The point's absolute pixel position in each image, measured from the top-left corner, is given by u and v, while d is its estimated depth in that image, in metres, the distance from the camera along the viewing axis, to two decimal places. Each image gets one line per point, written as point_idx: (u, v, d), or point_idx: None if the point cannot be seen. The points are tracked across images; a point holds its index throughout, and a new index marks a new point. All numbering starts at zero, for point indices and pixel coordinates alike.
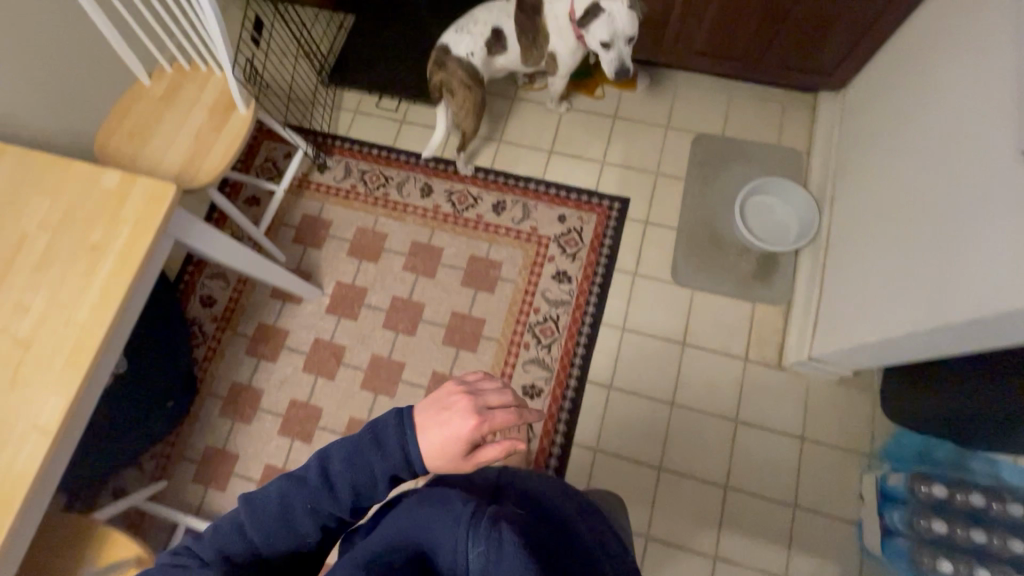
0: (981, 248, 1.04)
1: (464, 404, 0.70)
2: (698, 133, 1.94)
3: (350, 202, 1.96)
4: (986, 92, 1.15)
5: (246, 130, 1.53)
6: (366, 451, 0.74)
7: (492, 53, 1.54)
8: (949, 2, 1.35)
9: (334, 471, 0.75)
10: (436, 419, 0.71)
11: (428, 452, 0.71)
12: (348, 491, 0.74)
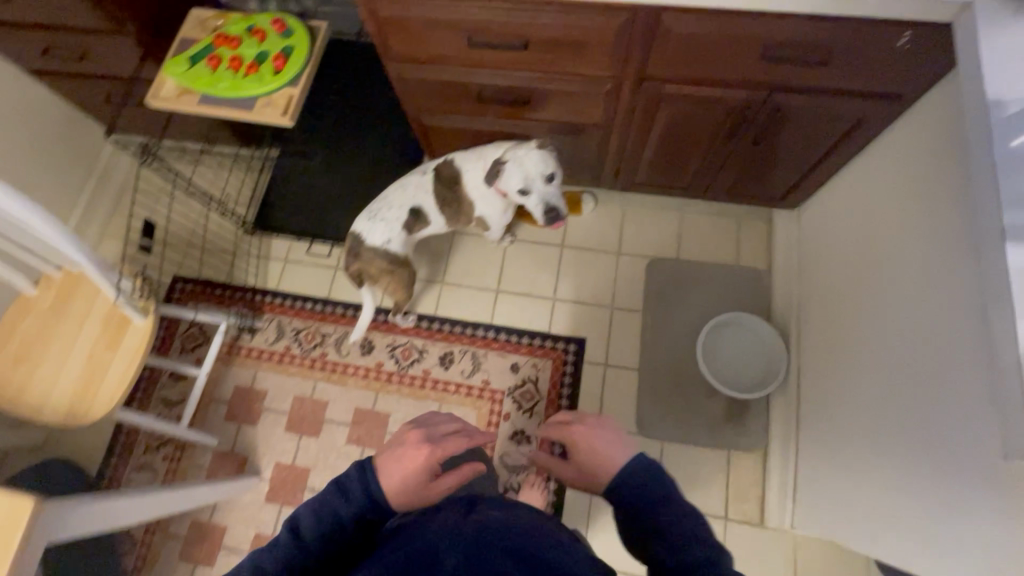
0: (945, 484, 0.94)
1: (421, 435, 0.82)
2: (652, 257, 1.82)
3: (285, 367, 1.80)
4: (931, 287, 1.03)
5: (145, 343, 1.35)
6: (337, 492, 0.76)
7: (414, 231, 1.33)
8: (883, 153, 1.25)
9: (305, 527, 0.73)
10: (394, 458, 0.78)
11: (390, 488, 0.76)
12: (323, 533, 0.72)
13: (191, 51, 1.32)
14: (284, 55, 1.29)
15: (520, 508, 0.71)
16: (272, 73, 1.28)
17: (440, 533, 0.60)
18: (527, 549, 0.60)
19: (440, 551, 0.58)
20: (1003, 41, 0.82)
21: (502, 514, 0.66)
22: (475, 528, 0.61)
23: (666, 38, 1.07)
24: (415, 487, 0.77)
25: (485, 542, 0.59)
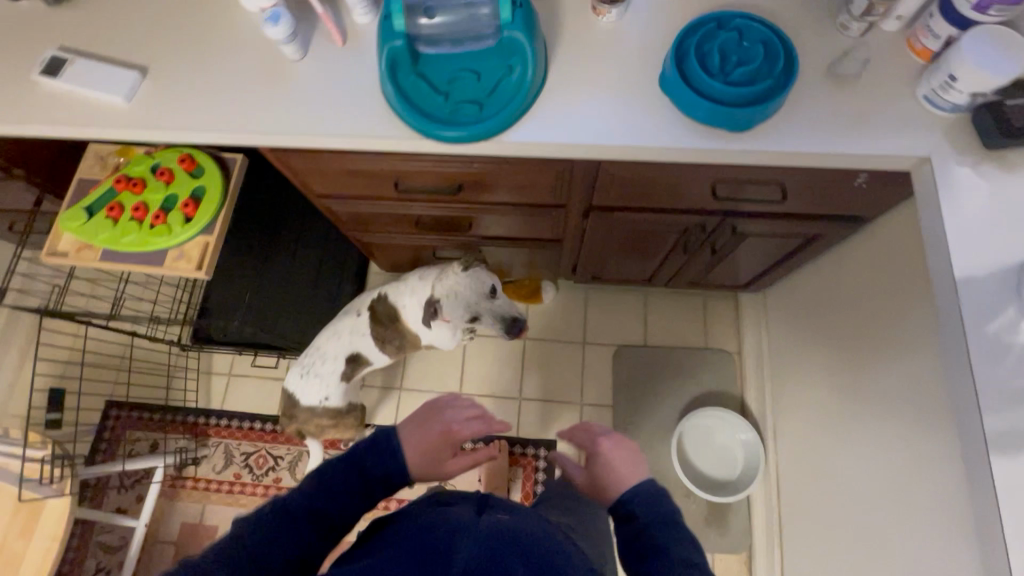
0: None
1: (444, 414, 0.93)
2: (619, 345, 1.74)
3: (236, 498, 1.66)
4: (910, 438, 0.99)
5: (64, 522, 1.19)
6: (365, 451, 0.83)
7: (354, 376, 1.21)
8: (851, 265, 1.19)
9: (330, 477, 0.80)
10: (419, 432, 0.89)
11: (414, 456, 0.86)
12: (348, 484, 0.79)
13: (88, 199, 1.18)
14: (194, 200, 1.16)
15: (523, 512, 0.83)
16: (182, 222, 1.15)
17: (453, 530, 0.69)
18: (531, 551, 0.69)
19: (454, 542, 0.67)
20: (968, 203, 0.78)
21: (515, 518, 0.77)
22: (487, 526, 0.71)
23: (610, 180, 0.98)
24: (432, 459, 0.89)
25: (497, 538, 0.69)
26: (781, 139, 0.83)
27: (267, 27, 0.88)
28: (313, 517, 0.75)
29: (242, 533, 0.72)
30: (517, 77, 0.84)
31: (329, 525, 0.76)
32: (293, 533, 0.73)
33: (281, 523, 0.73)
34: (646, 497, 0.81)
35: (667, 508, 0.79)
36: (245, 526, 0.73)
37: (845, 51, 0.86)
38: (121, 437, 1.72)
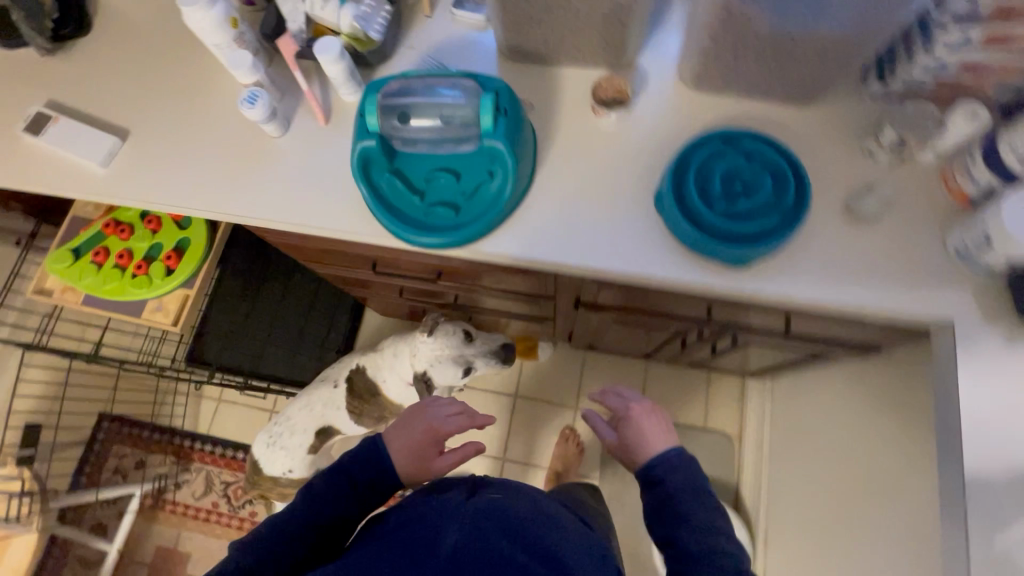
0: None
1: (428, 411, 0.94)
2: (612, 414, 1.67)
3: (212, 527, 1.66)
4: None
5: (33, 555, 1.21)
6: (354, 460, 0.88)
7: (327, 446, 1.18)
8: (859, 387, 1.10)
9: (323, 487, 0.85)
10: (403, 431, 0.92)
11: (400, 456, 0.90)
12: (342, 489, 0.85)
13: (75, 240, 1.17)
14: (176, 252, 1.14)
15: (523, 492, 0.81)
16: (164, 272, 1.13)
17: (445, 513, 0.72)
18: (518, 527, 0.72)
19: (444, 528, 0.69)
20: (985, 384, 0.69)
21: (506, 494, 0.78)
22: (477, 505, 0.73)
23: (599, 288, 0.91)
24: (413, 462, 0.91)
25: (485, 512, 0.72)
26: (781, 284, 0.74)
27: (242, 105, 0.85)
28: (312, 524, 0.82)
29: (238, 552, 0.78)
30: (496, 186, 0.79)
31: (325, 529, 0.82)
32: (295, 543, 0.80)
33: (283, 535, 0.80)
34: (675, 463, 0.81)
35: (682, 476, 0.80)
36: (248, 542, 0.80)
37: (867, 185, 0.76)
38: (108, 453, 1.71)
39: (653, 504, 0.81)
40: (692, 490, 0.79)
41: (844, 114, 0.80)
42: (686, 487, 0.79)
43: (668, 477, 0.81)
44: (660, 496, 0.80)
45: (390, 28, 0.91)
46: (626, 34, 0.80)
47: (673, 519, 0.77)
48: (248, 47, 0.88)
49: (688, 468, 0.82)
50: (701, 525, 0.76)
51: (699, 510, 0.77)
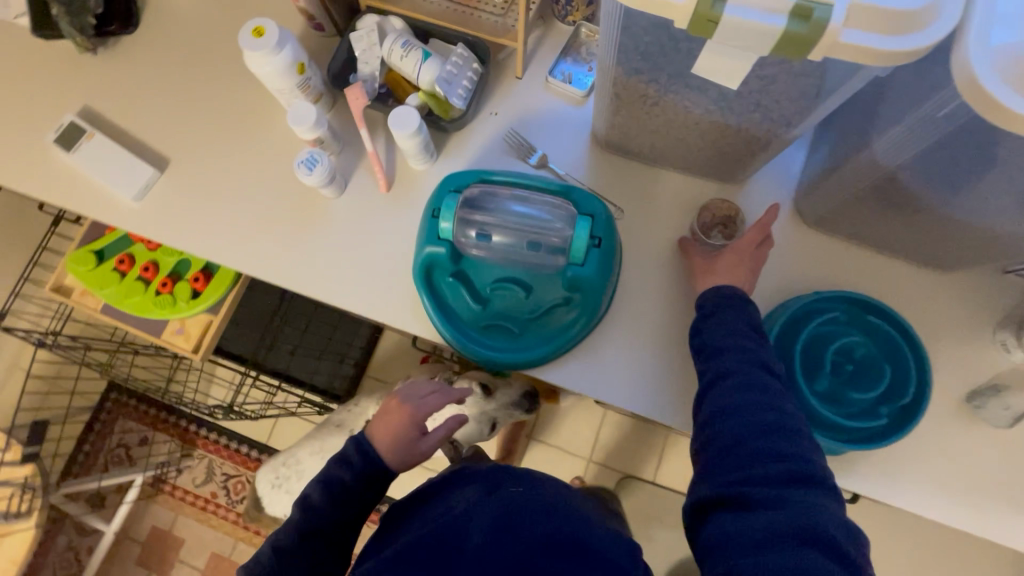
0: None
1: (405, 398, 0.78)
2: (625, 475, 1.62)
3: (209, 517, 1.64)
4: None
5: (25, 549, 1.17)
6: (343, 459, 0.75)
7: None
8: None
9: (326, 492, 0.73)
10: (385, 421, 0.76)
11: (386, 444, 0.75)
12: (346, 493, 0.72)
13: (99, 242, 1.09)
14: (205, 274, 1.06)
15: (543, 481, 0.72)
16: (189, 296, 1.06)
17: (461, 514, 0.63)
18: (550, 528, 0.61)
19: (466, 527, 0.61)
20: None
21: (528, 487, 0.68)
22: (502, 500, 0.64)
23: None
24: (400, 451, 0.75)
25: (511, 508, 0.63)
26: (872, 487, 0.66)
27: (299, 167, 0.75)
28: (321, 539, 0.70)
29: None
30: (569, 315, 0.71)
31: (337, 542, 0.71)
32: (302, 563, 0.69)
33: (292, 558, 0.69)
34: (724, 321, 0.62)
35: (738, 358, 0.58)
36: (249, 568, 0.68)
37: (998, 387, 0.66)
38: (113, 424, 1.65)
39: (705, 340, 0.62)
40: (766, 413, 0.54)
41: (979, 292, 0.70)
42: (755, 406, 0.54)
43: (724, 342, 0.60)
44: (710, 416, 0.56)
45: (475, 93, 0.80)
46: (751, 158, 0.69)
47: (733, 441, 0.53)
48: (312, 94, 0.78)
49: (755, 372, 0.57)
50: (773, 464, 0.51)
51: (762, 440, 0.52)
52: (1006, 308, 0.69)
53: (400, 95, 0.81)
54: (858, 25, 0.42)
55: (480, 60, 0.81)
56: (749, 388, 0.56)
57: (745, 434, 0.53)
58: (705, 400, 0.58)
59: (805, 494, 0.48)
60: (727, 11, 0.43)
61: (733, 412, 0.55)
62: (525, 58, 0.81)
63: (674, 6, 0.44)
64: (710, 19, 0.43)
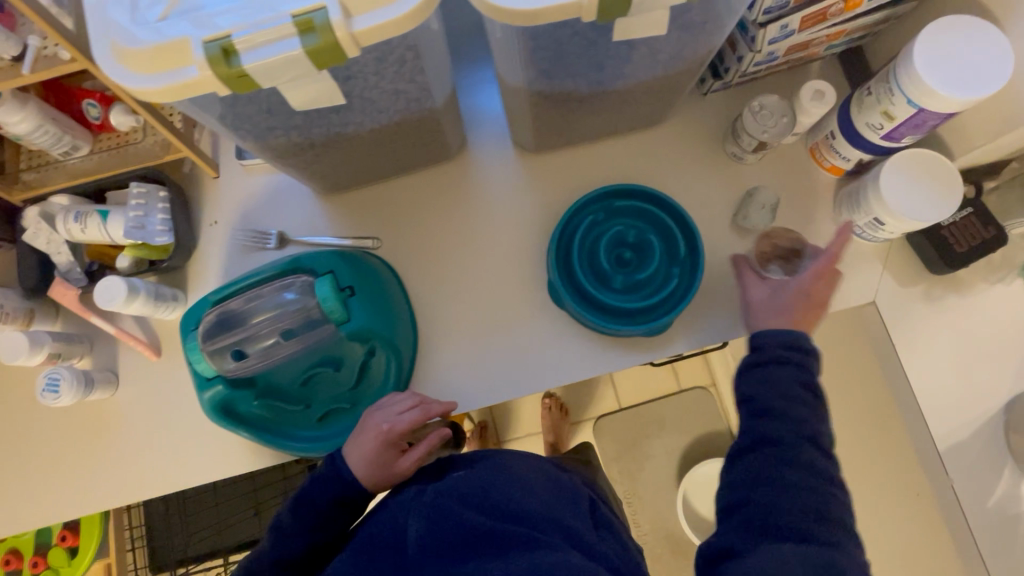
0: None
1: (374, 413, 0.65)
2: None
3: None
4: None
5: None
6: (311, 482, 0.62)
7: None
8: None
9: (278, 522, 0.61)
10: (359, 438, 0.63)
11: (358, 462, 0.62)
12: (309, 515, 0.60)
13: None
14: (70, 527, 0.99)
15: (519, 462, 0.61)
16: (68, 553, 0.99)
17: (411, 504, 0.55)
18: (501, 495, 0.54)
19: (406, 522, 0.53)
20: (926, 361, 0.68)
21: (480, 466, 0.58)
22: (441, 486, 0.55)
23: None
24: (378, 476, 0.62)
25: (448, 491, 0.54)
26: (706, 336, 0.70)
27: (45, 395, 0.69)
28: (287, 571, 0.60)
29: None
30: (384, 362, 0.69)
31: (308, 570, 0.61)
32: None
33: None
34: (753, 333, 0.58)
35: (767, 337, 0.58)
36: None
37: (748, 192, 0.71)
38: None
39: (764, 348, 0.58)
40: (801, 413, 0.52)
41: (694, 123, 0.75)
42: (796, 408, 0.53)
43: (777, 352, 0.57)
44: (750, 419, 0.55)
45: (180, 217, 0.76)
46: (444, 132, 0.70)
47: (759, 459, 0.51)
48: (16, 319, 0.72)
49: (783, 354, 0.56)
50: (802, 491, 0.48)
51: (795, 436, 0.52)
52: (722, 122, 0.74)
53: (111, 261, 0.76)
54: (364, 9, 0.42)
55: (163, 184, 0.76)
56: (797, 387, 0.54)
57: (770, 430, 0.52)
58: (737, 384, 0.57)
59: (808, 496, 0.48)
60: (244, 61, 0.41)
61: (764, 392, 0.55)
62: (209, 156, 0.78)
63: (200, 81, 0.42)
64: (237, 75, 0.42)
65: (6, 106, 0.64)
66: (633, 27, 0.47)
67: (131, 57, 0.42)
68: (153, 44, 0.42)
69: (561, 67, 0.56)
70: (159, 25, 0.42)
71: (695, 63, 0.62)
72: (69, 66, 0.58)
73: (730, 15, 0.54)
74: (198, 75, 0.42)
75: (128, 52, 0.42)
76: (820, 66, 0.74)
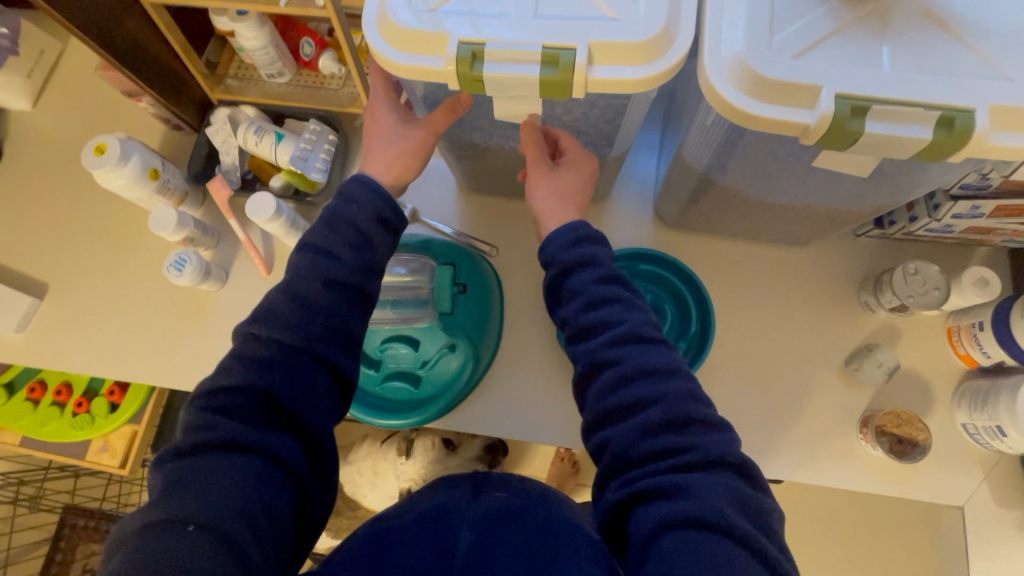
0: None
1: (376, 128, 0.61)
2: None
3: None
4: None
5: None
6: (339, 232, 0.53)
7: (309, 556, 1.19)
8: (849, 505, 1.03)
9: (308, 298, 0.51)
10: (375, 135, 0.61)
11: (384, 155, 0.60)
12: (352, 293, 0.53)
13: (7, 373, 1.04)
14: (120, 385, 1.05)
15: (549, 493, 0.59)
16: (107, 408, 1.05)
17: (453, 513, 0.55)
18: (566, 523, 0.53)
19: (454, 529, 0.53)
20: None
21: (515, 493, 0.59)
22: (485, 507, 0.56)
23: None
24: (412, 166, 0.61)
25: (503, 512, 0.54)
26: (770, 468, 0.68)
27: (170, 271, 0.75)
28: (311, 391, 0.49)
29: (188, 493, 0.41)
30: (458, 361, 0.72)
31: (337, 377, 0.51)
32: (278, 438, 0.47)
33: (267, 422, 0.47)
34: (637, 343, 0.50)
35: (643, 354, 0.49)
36: (211, 434, 0.45)
37: (868, 346, 0.69)
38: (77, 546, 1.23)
39: (568, 331, 0.54)
40: (661, 382, 0.48)
41: (836, 260, 0.74)
42: (647, 381, 0.48)
43: (603, 313, 0.52)
44: (593, 423, 0.50)
45: (337, 163, 0.82)
46: (598, 178, 0.72)
47: (627, 443, 0.47)
48: (173, 195, 0.79)
49: (689, 410, 0.46)
50: (704, 540, 0.40)
51: (711, 492, 0.42)
52: (862, 268, 0.73)
53: (265, 178, 0.83)
54: (606, 60, 0.46)
55: (335, 129, 0.83)
56: (639, 366, 0.49)
57: (673, 477, 0.43)
58: (607, 422, 0.49)
59: (700, 444, 0.45)
60: (486, 70, 0.45)
61: (650, 420, 0.46)
62: None
63: (440, 71, 0.47)
64: (476, 79, 0.46)
65: (248, 22, 0.72)
66: (837, 160, 0.48)
67: (392, 30, 0.47)
68: (419, 27, 0.46)
69: (742, 166, 0.57)
70: (429, 13, 0.47)
71: (867, 208, 0.62)
72: (320, 11, 0.65)
73: (924, 181, 0.54)
74: (441, 65, 0.46)
75: (394, 26, 0.47)
76: (988, 252, 0.71)
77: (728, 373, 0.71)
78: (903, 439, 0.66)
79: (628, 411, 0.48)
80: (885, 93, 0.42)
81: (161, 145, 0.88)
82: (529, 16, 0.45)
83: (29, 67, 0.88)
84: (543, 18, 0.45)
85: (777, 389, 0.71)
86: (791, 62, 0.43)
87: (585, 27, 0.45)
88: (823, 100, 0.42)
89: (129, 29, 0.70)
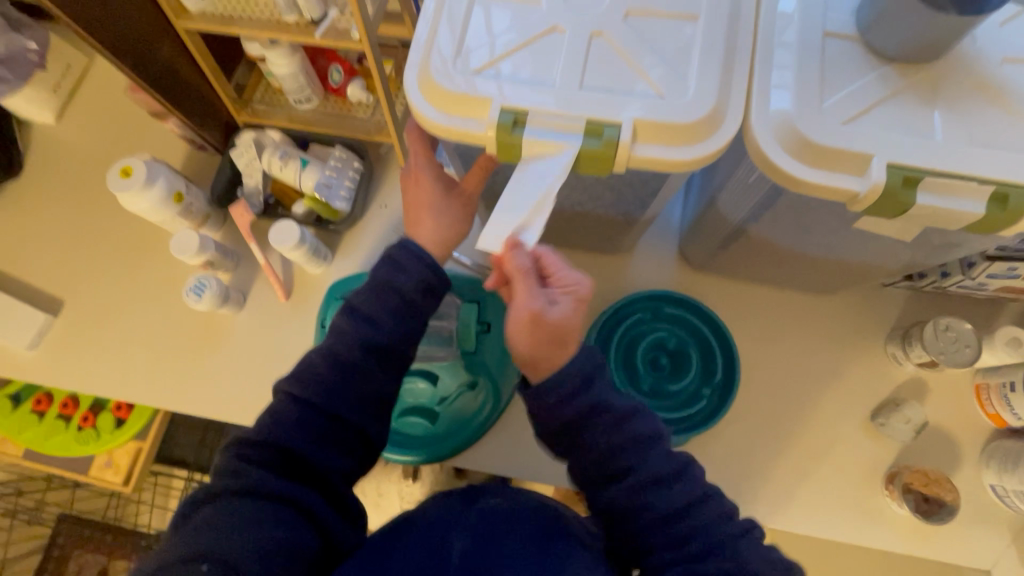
0: None
1: (421, 197, 0.60)
2: None
3: None
4: None
5: None
6: (385, 300, 0.53)
7: None
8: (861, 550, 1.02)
9: (346, 360, 0.50)
10: (420, 205, 0.60)
11: (436, 223, 0.60)
12: (390, 357, 0.52)
13: (13, 386, 1.02)
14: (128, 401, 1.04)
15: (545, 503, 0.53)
16: (114, 424, 1.04)
17: (442, 522, 0.49)
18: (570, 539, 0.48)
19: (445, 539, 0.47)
20: None
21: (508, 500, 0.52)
22: (477, 515, 0.50)
23: None
24: (463, 228, 0.61)
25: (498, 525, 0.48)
26: (793, 523, 0.67)
27: (189, 294, 0.75)
28: (342, 455, 0.49)
29: (212, 535, 0.42)
30: (478, 400, 0.71)
31: (364, 440, 0.51)
32: (304, 491, 0.47)
33: (295, 474, 0.47)
34: (657, 443, 0.49)
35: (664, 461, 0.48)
36: (241, 481, 0.45)
37: (895, 400, 0.68)
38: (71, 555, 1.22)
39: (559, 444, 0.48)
40: (682, 485, 0.47)
41: (864, 310, 0.73)
42: (665, 489, 0.47)
43: (619, 425, 0.48)
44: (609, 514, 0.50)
45: (361, 191, 0.81)
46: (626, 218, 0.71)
47: (654, 547, 0.47)
48: (195, 218, 0.78)
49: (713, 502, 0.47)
50: None
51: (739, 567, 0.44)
52: (890, 319, 0.72)
53: (287, 203, 0.82)
54: (649, 138, 0.45)
55: (360, 156, 0.82)
56: (659, 475, 0.47)
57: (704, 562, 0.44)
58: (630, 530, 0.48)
59: (729, 532, 0.46)
60: (526, 136, 0.45)
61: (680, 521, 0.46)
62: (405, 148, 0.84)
63: (478, 136, 0.46)
64: (513, 144, 0.45)
65: (280, 50, 0.72)
66: (880, 225, 0.47)
67: (432, 90, 0.46)
68: (460, 91, 0.46)
69: (778, 220, 0.56)
70: (469, 76, 0.46)
71: (901, 264, 0.61)
72: (354, 44, 0.65)
73: (965, 244, 0.53)
74: (481, 131, 0.46)
75: (435, 87, 0.46)
76: (1020, 309, 0.70)
77: (750, 422, 0.70)
78: (929, 498, 0.65)
79: (654, 519, 0.47)
80: (938, 164, 0.41)
81: (184, 164, 0.87)
82: (573, 88, 0.45)
83: (55, 81, 0.88)
84: (589, 91, 0.45)
85: (802, 442, 0.69)
86: (842, 127, 0.42)
87: (626, 101, 0.44)
88: (874, 169, 0.41)
89: (162, 54, 0.69)
